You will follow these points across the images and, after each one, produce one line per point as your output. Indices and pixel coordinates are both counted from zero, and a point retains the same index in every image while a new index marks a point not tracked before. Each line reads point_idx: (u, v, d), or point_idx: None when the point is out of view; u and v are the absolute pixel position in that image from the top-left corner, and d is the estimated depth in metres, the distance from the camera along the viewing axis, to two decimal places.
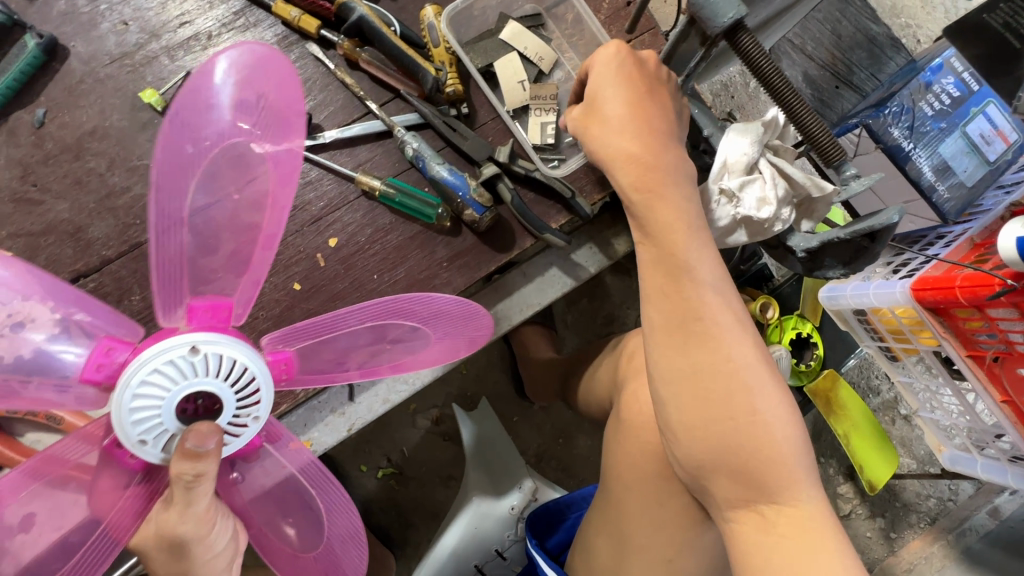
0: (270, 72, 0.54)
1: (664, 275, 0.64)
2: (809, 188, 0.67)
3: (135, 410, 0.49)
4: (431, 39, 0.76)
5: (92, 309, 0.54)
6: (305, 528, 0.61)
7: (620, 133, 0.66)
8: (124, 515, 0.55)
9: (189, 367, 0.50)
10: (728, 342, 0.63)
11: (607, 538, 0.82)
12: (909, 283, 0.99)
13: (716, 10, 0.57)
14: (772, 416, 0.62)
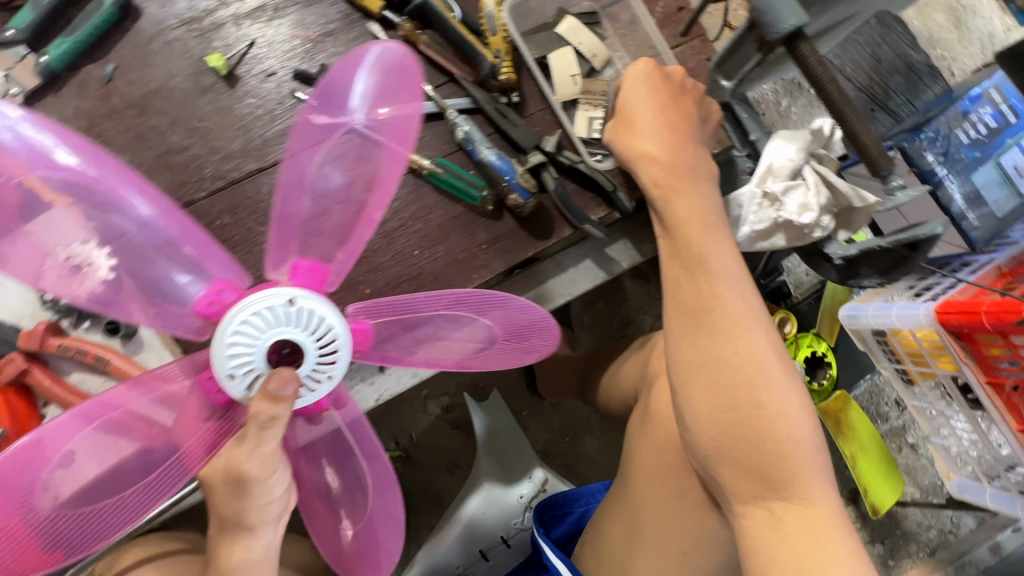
0: (400, 72, 0.57)
1: (681, 266, 0.64)
2: (851, 199, 0.68)
3: (231, 345, 0.52)
4: (490, 28, 0.79)
5: (215, 255, 0.56)
6: (353, 495, 0.65)
7: (657, 139, 0.65)
8: (199, 446, 0.56)
9: (287, 318, 0.53)
10: (742, 334, 0.62)
11: (621, 525, 0.85)
12: (933, 306, 1.00)
13: (779, 17, 0.59)
14: (780, 411, 0.60)
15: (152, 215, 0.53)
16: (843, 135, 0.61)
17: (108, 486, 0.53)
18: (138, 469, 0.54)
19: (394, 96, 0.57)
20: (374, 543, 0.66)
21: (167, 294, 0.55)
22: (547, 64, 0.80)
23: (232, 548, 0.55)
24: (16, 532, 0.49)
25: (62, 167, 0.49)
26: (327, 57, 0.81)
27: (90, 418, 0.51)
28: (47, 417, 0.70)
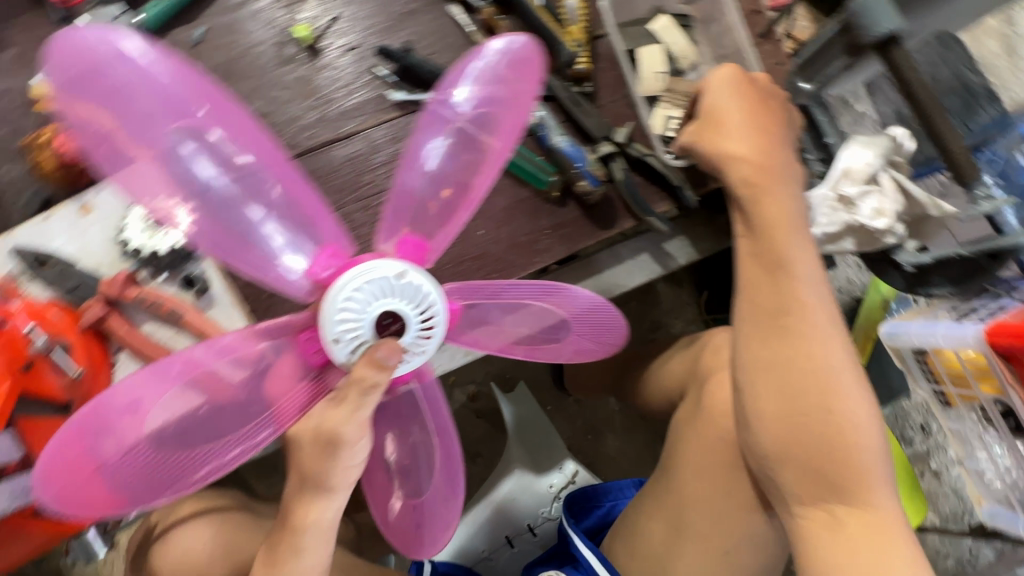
0: (522, 65, 0.53)
1: (761, 266, 0.62)
2: (928, 207, 0.68)
3: (341, 310, 0.50)
4: (570, 18, 0.81)
5: (323, 216, 0.51)
6: (420, 471, 0.67)
7: (751, 140, 0.63)
8: (293, 405, 0.54)
9: (398, 290, 0.50)
10: (817, 338, 0.60)
11: (663, 518, 0.85)
12: (983, 327, 0.97)
13: (875, 20, 0.59)
14: (851, 417, 0.59)
15: (264, 166, 0.49)
16: (931, 141, 0.62)
17: (204, 431, 0.51)
18: (233, 418, 0.52)
19: (517, 87, 0.52)
20: (432, 520, 0.67)
21: (269, 253, 0.50)
22: (634, 58, 0.81)
23: (308, 507, 0.57)
24: (118, 467, 0.48)
25: (183, 103, 0.46)
26: (407, 36, 0.82)
27: (193, 362, 0.50)
28: (119, 365, 0.72)
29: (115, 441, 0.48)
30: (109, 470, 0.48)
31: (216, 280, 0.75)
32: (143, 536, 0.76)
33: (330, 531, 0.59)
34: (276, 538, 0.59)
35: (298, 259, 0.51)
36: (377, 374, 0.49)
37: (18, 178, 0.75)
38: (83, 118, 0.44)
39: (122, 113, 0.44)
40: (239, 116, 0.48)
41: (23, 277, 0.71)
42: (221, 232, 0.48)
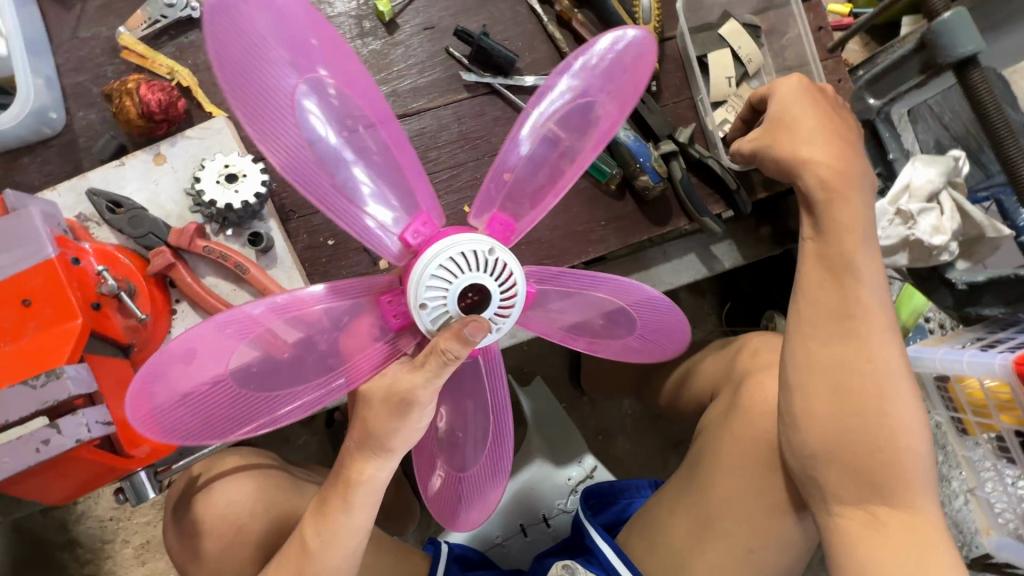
0: (638, 59, 0.56)
1: (827, 270, 0.63)
2: (985, 228, 0.71)
3: (433, 279, 0.51)
4: (643, 17, 0.83)
5: (420, 182, 0.55)
6: (473, 448, 0.67)
7: (828, 150, 0.64)
8: (366, 364, 0.55)
9: (485, 264, 0.52)
10: (874, 342, 0.62)
11: (688, 512, 0.86)
12: (1011, 356, 0.97)
13: (955, 41, 0.62)
14: (902, 421, 0.61)
15: (374, 127, 0.52)
16: (999, 164, 0.64)
17: (280, 376, 0.53)
18: (310, 367, 0.54)
19: (623, 83, 0.57)
20: (476, 494, 0.70)
21: (368, 207, 0.52)
22: (706, 64, 0.84)
23: (365, 464, 0.57)
24: (197, 397, 0.50)
25: (315, 54, 0.49)
26: (483, 20, 0.84)
27: (277, 309, 0.51)
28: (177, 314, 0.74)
29: (196, 372, 0.49)
30: (188, 399, 0.50)
31: (279, 239, 0.76)
32: (185, 484, 0.76)
33: (380, 491, 0.59)
34: (329, 493, 0.59)
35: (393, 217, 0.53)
36: (460, 348, 0.49)
37: (96, 123, 0.78)
38: (222, 45, 0.45)
39: (260, 49, 0.46)
40: (359, 77, 0.51)
41: (92, 223, 0.73)
42: (328, 177, 0.50)
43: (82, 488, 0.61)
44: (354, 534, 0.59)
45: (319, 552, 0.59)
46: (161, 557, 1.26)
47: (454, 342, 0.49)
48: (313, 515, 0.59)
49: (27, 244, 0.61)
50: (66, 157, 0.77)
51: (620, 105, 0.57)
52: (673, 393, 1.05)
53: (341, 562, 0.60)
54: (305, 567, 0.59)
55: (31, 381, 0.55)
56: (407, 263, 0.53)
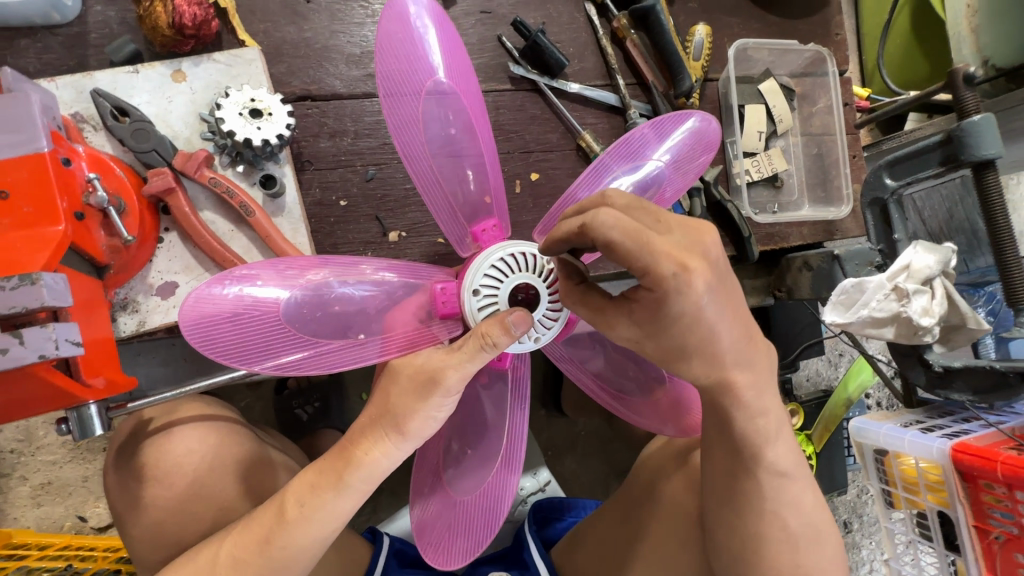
0: (702, 134, 0.66)
1: (726, 454, 0.62)
2: (967, 319, 0.75)
3: (490, 270, 0.61)
4: (694, 53, 0.84)
5: (497, 194, 0.64)
6: (476, 469, 0.72)
7: (732, 361, 0.54)
8: (402, 339, 0.61)
9: (537, 268, 0.61)
10: (781, 508, 0.62)
11: (610, 534, 0.85)
12: (950, 442, 1.03)
13: (981, 143, 0.67)
14: (805, 564, 0.63)
15: (473, 130, 0.61)
16: (996, 262, 0.69)
17: (325, 321, 0.58)
18: (357, 325, 0.59)
19: (689, 149, 0.66)
20: (472, 514, 0.72)
21: (451, 191, 0.61)
22: (743, 114, 0.87)
23: (372, 446, 0.59)
24: (249, 318, 0.55)
25: (449, 58, 0.60)
26: (541, 18, 0.84)
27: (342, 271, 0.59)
28: (163, 242, 0.69)
29: (256, 295, 0.55)
30: (243, 320, 0.55)
31: (292, 188, 0.72)
32: (131, 429, 0.70)
33: (375, 479, 0.61)
34: (326, 466, 0.61)
35: (464, 206, 0.62)
36: (501, 334, 0.54)
37: (113, 22, 0.71)
38: (390, 23, 0.58)
39: (412, 36, 0.58)
40: (472, 88, 0.62)
41: (87, 126, 0.67)
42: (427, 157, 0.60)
43: (18, 415, 0.53)
44: (333, 516, 0.61)
45: (294, 525, 0.60)
46: (60, 502, 1.15)
47: (497, 328, 0.54)
48: (300, 486, 0.61)
49: (19, 132, 0.55)
50: (71, 50, 0.70)
51: (685, 162, 0.66)
52: None
53: (310, 544, 0.61)
54: (274, 536, 0.60)
55: (2, 282, 0.47)
56: (470, 254, 0.62)
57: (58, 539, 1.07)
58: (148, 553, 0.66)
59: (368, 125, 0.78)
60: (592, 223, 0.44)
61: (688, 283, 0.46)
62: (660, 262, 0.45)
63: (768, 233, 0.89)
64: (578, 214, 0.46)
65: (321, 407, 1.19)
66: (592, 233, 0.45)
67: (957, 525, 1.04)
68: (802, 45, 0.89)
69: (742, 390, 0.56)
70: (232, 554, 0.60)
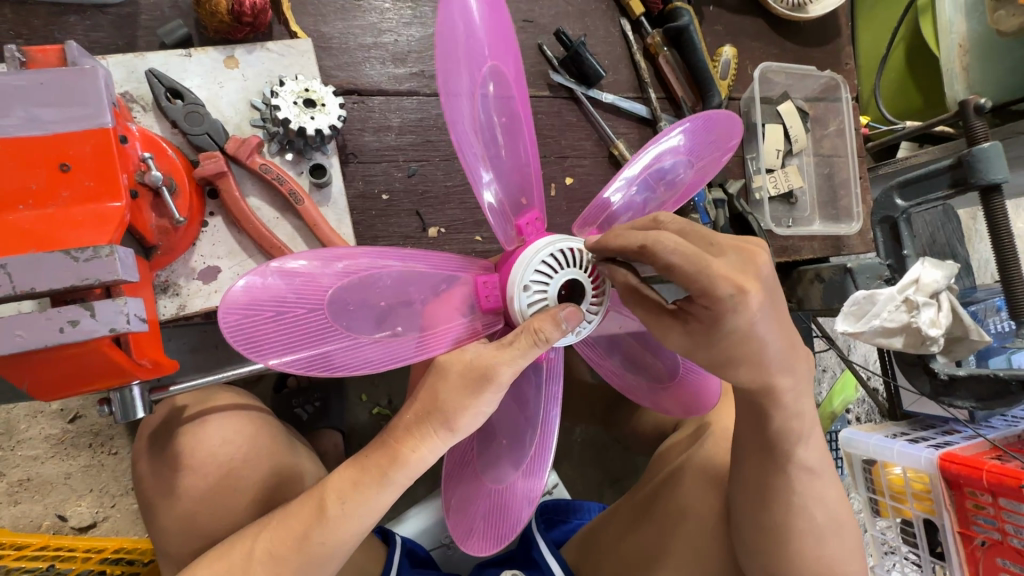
0: (723, 132, 0.65)
1: (757, 449, 0.64)
2: (970, 331, 0.80)
3: (539, 265, 0.55)
4: (721, 73, 0.89)
5: (537, 184, 0.60)
6: (510, 457, 0.67)
7: (777, 367, 0.55)
8: (446, 335, 0.55)
9: (587, 265, 0.56)
10: (808, 499, 0.64)
11: (633, 532, 0.87)
12: (937, 453, 1.08)
13: (989, 168, 0.73)
14: (827, 554, 0.66)
15: (519, 121, 0.56)
16: (1000, 278, 0.75)
17: (369, 318, 0.50)
18: (402, 321, 0.52)
19: (710, 148, 0.65)
20: (494, 509, 0.67)
21: (497, 186, 0.56)
22: (764, 132, 0.92)
23: (420, 442, 0.54)
24: (294, 318, 0.47)
25: (496, 38, 0.55)
26: (580, 30, 0.87)
27: (386, 263, 0.51)
28: (207, 227, 0.68)
29: (298, 291, 0.47)
30: (285, 319, 0.47)
31: (338, 179, 0.73)
32: (164, 417, 0.69)
33: (416, 474, 0.56)
34: (367, 459, 0.56)
35: (510, 202, 0.57)
36: (553, 330, 0.50)
37: (165, 6, 0.71)
38: None
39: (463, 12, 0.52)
40: (519, 76, 0.56)
41: (137, 107, 0.66)
42: (475, 145, 0.54)
43: (65, 391, 0.53)
44: (372, 511, 0.56)
45: (335, 519, 0.54)
46: (38, 500, 1.10)
47: (549, 323, 0.51)
48: (343, 476, 0.55)
49: (85, 107, 0.55)
50: (119, 30, 0.70)
51: (706, 161, 0.65)
52: None
53: (348, 540, 0.56)
54: (313, 531, 0.54)
55: (76, 254, 0.48)
56: (515, 248, 0.57)
57: (36, 539, 1.02)
58: (175, 544, 0.64)
59: (413, 121, 0.80)
60: (654, 247, 0.45)
61: (743, 301, 0.47)
62: (718, 284, 0.46)
63: (781, 245, 0.94)
64: (640, 234, 0.46)
65: (322, 407, 1.14)
66: (654, 255, 0.46)
67: (942, 532, 1.10)
68: (819, 72, 0.95)
69: (782, 393, 0.58)
70: (269, 546, 0.55)
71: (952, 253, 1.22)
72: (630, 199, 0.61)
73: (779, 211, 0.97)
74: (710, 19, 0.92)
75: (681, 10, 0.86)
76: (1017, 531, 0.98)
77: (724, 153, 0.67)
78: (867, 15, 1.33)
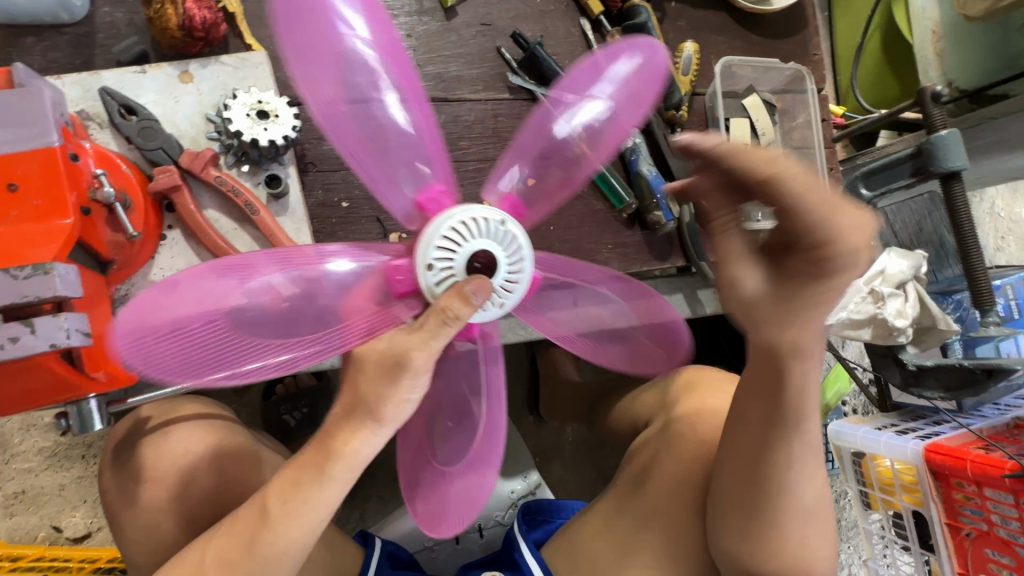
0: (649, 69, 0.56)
1: (759, 425, 0.55)
2: (937, 321, 0.80)
3: (440, 241, 0.49)
4: (683, 69, 0.89)
5: (442, 154, 0.53)
6: (458, 438, 0.61)
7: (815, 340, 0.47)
8: (361, 326, 0.51)
9: (497, 233, 0.50)
10: (799, 480, 0.56)
11: (608, 523, 0.85)
12: (922, 443, 1.06)
13: (948, 155, 0.72)
14: (813, 539, 0.59)
15: (397, 85, 0.49)
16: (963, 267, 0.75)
17: (271, 319, 0.48)
18: (309, 323, 0.50)
19: (635, 90, 0.56)
20: (456, 493, 0.61)
21: (383, 163, 0.50)
22: (728, 126, 0.92)
23: (351, 436, 0.51)
24: (184, 329, 0.45)
25: None
26: (539, 31, 0.88)
27: (296, 256, 0.49)
28: (166, 240, 0.70)
29: (192, 300, 0.45)
30: (176, 339, 0.45)
31: (296, 189, 0.73)
32: (129, 429, 0.70)
33: (359, 468, 0.53)
34: (305, 460, 0.53)
35: (402, 176, 0.51)
36: (462, 306, 0.47)
37: (121, 24, 0.72)
38: None
39: None
40: (388, 29, 0.49)
41: (94, 124, 0.68)
42: (338, 115, 0.47)
43: (11, 408, 0.53)
44: (321, 508, 0.53)
45: (280, 522, 0.52)
46: (34, 512, 1.12)
47: (455, 299, 0.47)
48: (281, 481, 0.53)
49: (32, 126, 0.56)
50: (77, 50, 0.71)
51: (631, 108, 0.56)
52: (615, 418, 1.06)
53: (297, 540, 0.53)
54: (261, 534, 0.52)
55: (14, 272, 0.49)
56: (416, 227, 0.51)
57: (32, 550, 1.04)
58: (141, 554, 0.65)
59: None
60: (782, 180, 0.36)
61: (788, 219, 0.37)
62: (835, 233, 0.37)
63: None
64: (767, 159, 0.37)
65: (308, 414, 1.15)
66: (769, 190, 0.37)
67: (930, 523, 1.08)
68: (783, 64, 0.94)
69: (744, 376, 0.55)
70: (217, 555, 0.54)
71: (936, 242, 1.19)
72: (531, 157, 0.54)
73: None
74: (672, 15, 0.92)
75: (639, 8, 0.86)
76: (1004, 522, 0.97)
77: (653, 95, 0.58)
78: (842, 5, 1.32)
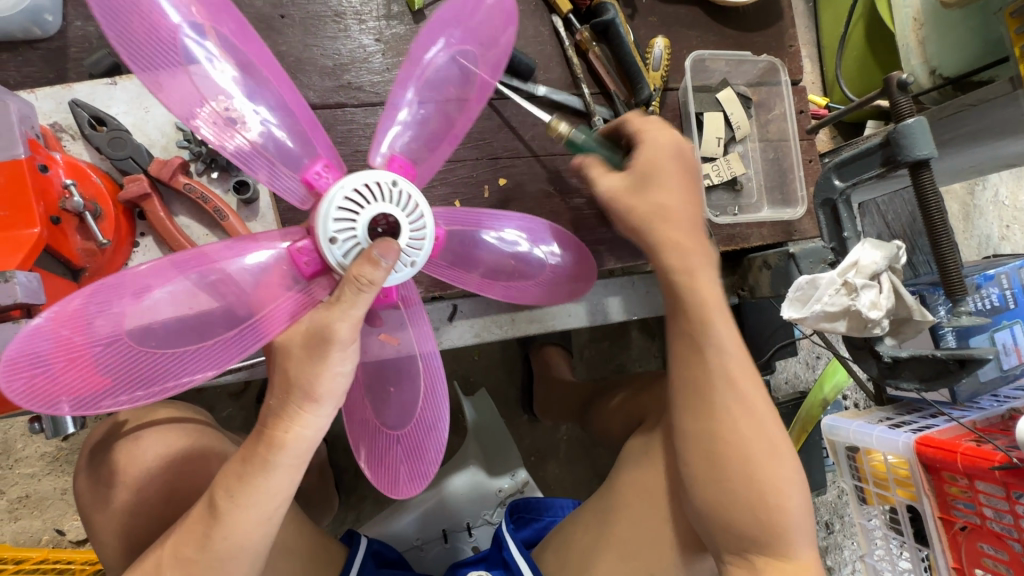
0: (495, 16, 0.64)
1: (687, 347, 0.64)
2: (913, 310, 0.79)
3: (337, 216, 0.54)
4: (653, 64, 0.89)
5: (317, 132, 0.59)
6: (404, 403, 0.65)
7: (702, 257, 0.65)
8: (281, 310, 0.56)
9: (391, 195, 0.55)
10: (743, 410, 0.62)
11: (591, 524, 0.84)
12: (914, 437, 1.04)
13: (915, 143, 0.71)
14: (775, 477, 0.61)
15: (258, 77, 0.55)
16: (936, 261, 0.74)
17: (177, 327, 0.51)
18: (221, 323, 0.53)
19: (485, 36, 0.64)
20: (406, 451, 0.65)
21: (269, 150, 0.56)
22: (701, 121, 0.91)
23: (291, 422, 0.54)
24: (86, 353, 0.47)
25: None
26: None
27: (206, 263, 0.53)
28: (138, 247, 0.71)
29: (93, 324, 0.47)
30: (81, 363, 0.47)
31: (265, 194, 0.74)
32: (107, 431, 0.71)
33: (305, 453, 0.56)
34: (248, 451, 0.55)
35: (283, 157, 0.57)
36: (372, 269, 0.50)
37: (93, 37, 0.74)
38: None
39: None
40: (233, 22, 0.53)
41: (66, 135, 0.69)
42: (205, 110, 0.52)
43: None
44: (272, 498, 0.55)
45: (230, 515, 0.54)
46: (37, 515, 1.14)
47: (366, 266, 0.50)
48: (225, 475, 0.55)
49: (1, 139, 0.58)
50: (51, 63, 0.73)
51: (489, 55, 0.65)
52: (604, 417, 1.05)
53: (249, 535, 0.55)
54: (212, 531, 0.54)
55: None
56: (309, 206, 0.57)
57: (36, 552, 1.06)
58: (115, 554, 0.66)
59: (341, 133, 0.81)
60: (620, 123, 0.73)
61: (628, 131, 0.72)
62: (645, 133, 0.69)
63: (729, 234, 0.93)
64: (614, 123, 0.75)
65: None
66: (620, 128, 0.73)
67: (924, 517, 1.05)
68: (755, 56, 0.94)
69: (685, 310, 0.64)
70: (173, 552, 0.56)
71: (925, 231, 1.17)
72: (414, 116, 0.62)
73: (726, 200, 0.96)
74: (643, 11, 0.92)
75: (607, 5, 0.86)
76: (996, 514, 0.95)
77: (505, 37, 0.66)
78: None
